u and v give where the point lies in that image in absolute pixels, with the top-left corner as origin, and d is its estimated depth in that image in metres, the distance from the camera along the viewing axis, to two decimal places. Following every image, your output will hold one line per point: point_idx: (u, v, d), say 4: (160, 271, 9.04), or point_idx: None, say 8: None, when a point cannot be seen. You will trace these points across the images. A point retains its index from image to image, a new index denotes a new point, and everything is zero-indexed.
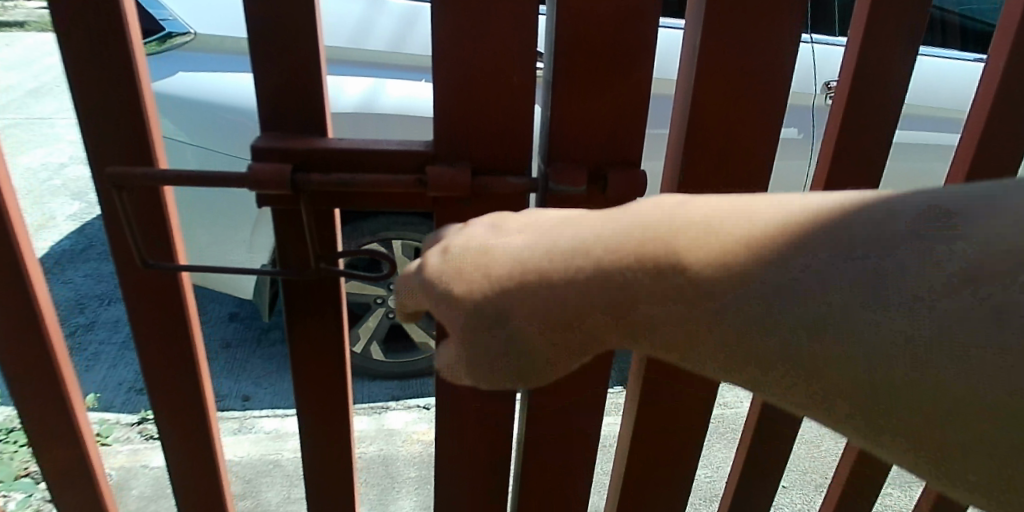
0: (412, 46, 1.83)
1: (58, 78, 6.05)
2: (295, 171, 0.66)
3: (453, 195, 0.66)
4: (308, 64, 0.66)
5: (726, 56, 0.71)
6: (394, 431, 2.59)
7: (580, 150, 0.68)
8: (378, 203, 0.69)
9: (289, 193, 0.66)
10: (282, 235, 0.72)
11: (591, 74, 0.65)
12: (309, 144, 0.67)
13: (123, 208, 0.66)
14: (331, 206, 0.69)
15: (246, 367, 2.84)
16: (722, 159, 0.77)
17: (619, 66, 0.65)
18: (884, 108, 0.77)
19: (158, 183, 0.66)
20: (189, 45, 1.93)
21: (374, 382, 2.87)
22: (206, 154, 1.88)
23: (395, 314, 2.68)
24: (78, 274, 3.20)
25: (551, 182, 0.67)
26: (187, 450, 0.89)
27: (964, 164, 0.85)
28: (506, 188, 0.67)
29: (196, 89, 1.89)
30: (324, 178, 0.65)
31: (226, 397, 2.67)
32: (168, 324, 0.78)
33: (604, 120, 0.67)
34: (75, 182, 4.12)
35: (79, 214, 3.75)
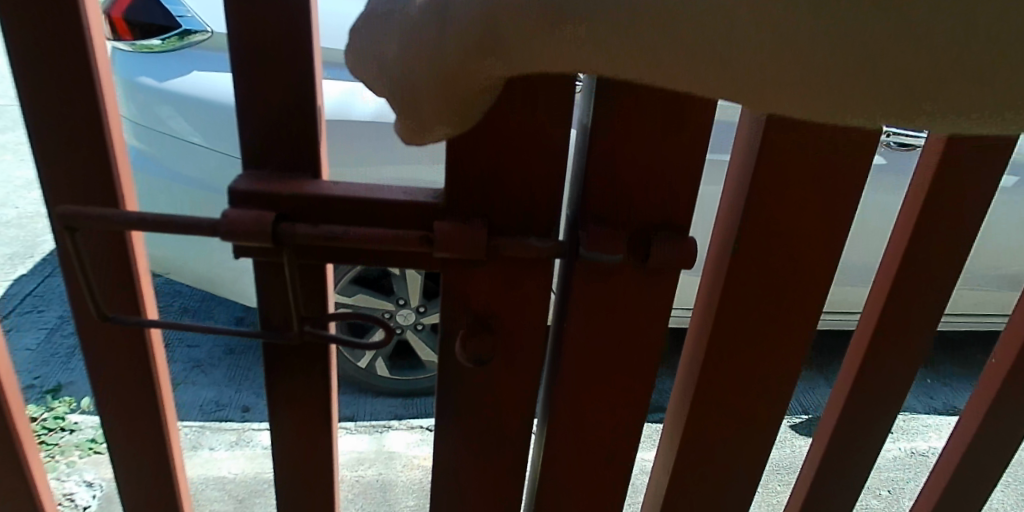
0: None
1: None
2: (279, 219, 0.56)
3: (463, 256, 0.57)
4: (309, 89, 0.56)
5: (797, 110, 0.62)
6: (395, 454, 2.49)
7: (620, 209, 0.59)
8: (378, 259, 0.59)
9: (271, 246, 0.56)
10: (263, 290, 0.62)
11: (636, 123, 0.55)
12: (300, 189, 0.58)
13: (75, 254, 0.56)
14: (323, 260, 0.59)
15: (248, 376, 2.73)
16: (782, 221, 0.68)
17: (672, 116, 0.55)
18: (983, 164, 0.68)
19: (117, 227, 0.56)
20: (207, 44, 1.82)
21: (378, 399, 2.76)
22: (218, 157, 1.82)
23: (403, 330, 2.57)
24: None
25: (583, 247, 0.57)
26: (155, 502, 0.79)
27: None
28: (527, 252, 0.57)
29: (204, 90, 1.80)
30: (311, 231, 0.55)
31: (225, 407, 2.57)
32: (131, 372, 0.68)
33: (648, 178, 0.57)
34: None
35: None
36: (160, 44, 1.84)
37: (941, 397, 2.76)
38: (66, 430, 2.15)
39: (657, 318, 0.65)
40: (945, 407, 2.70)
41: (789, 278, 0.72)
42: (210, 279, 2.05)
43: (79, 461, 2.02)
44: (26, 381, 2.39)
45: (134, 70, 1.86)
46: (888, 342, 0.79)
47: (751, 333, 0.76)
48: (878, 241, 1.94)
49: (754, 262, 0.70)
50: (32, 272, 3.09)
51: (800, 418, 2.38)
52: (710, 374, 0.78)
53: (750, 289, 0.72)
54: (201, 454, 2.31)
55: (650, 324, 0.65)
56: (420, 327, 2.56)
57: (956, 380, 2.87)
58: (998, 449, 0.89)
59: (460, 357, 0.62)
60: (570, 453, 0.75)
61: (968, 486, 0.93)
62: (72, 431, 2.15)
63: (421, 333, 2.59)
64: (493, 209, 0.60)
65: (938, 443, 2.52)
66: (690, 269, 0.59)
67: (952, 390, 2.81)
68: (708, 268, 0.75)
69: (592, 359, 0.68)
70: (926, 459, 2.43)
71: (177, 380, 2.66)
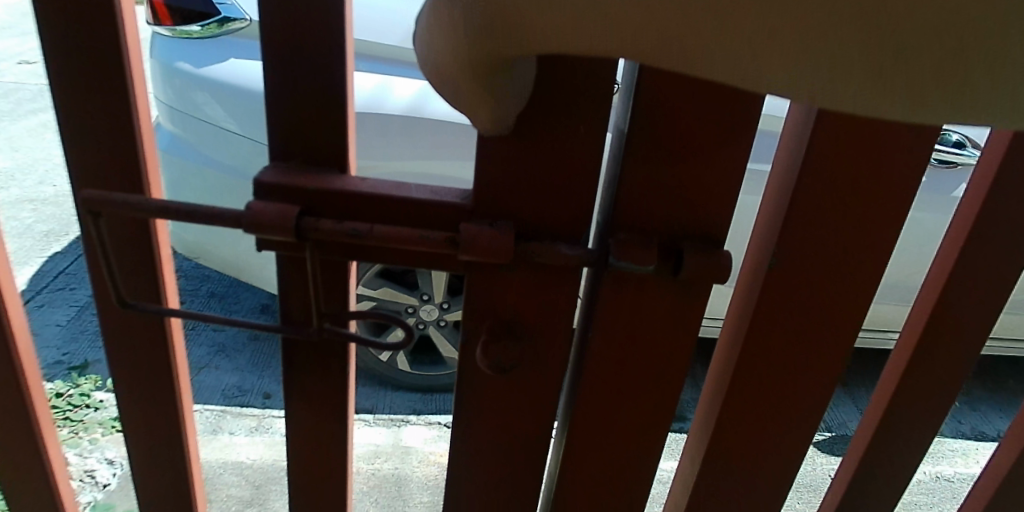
0: None
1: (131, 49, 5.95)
2: (302, 214, 0.55)
3: (486, 260, 0.55)
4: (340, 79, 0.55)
5: (845, 121, 0.59)
6: (411, 449, 2.48)
7: (655, 215, 0.57)
8: (400, 259, 0.59)
9: (293, 240, 0.56)
10: (284, 285, 0.61)
11: (677, 127, 0.53)
12: (323, 184, 0.57)
13: (98, 238, 0.56)
14: (345, 257, 0.59)
15: (271, 363, 2.75)
16: (824, 236, 0.65)
17: (715, 121, 0.52)
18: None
19: (140, 213, 0.55)
20: (246, 32, 1.83)
21: (397, 393, 2.76)
22: (247, 144, 1.83)
23: (424, 325, 2.56)
24: None
25: (612, 255, 0.55)
26: (169, 488, 0.79)
27: None
28: (558, 258, 0.56)
29: (236, 76, 1.81)
30: (335, 227, 0.54)
31: (247, 392, 2.59)
32: (150, 357, 0.67)
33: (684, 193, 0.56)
34: None
35: None
36: (199, 30, 1.86)
37: (971, 422, 2.68)
38: (91, 408, 2.18)
39: (686, 329, 0.62)
40: (975, 433, 2.62)
41: (826, 294, 0.69)
42: (232, 265, 2.06)
43: (102, 439, 2.05)
44: (56, 357, 2.44)
45: (173, 55, 1.89)
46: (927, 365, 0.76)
47: (784, 349, 0.73)
48: (915, 261, 1.89)
49: (794, 278, 0.68)
50: (67, 249, 3.16)
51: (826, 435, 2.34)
52: (740, 388, 0.76)
53: (786, 304, 0.70)
54: (221, 438, 2.34)
55: (679, 335, 0.63)
56: (443, 323, 2.55)
57: (986, 406, 2.79)
58: None
59: (481, 365, 0.61)
60: (589, 463, 0.73)
61: None
62: (97, 409, 2.18)
63: (443, 330, 2.57)
64: (521, 215, 0.58)
65: (967, 469, 2.44)
66: (724, 282, 0.57)
67: (983, 416, 2.73)
68: (742, 279, 0.72)
69: (617, 367, 0.65)
70: (953, 485, 2.36)
71: (202, 364, 2.69)
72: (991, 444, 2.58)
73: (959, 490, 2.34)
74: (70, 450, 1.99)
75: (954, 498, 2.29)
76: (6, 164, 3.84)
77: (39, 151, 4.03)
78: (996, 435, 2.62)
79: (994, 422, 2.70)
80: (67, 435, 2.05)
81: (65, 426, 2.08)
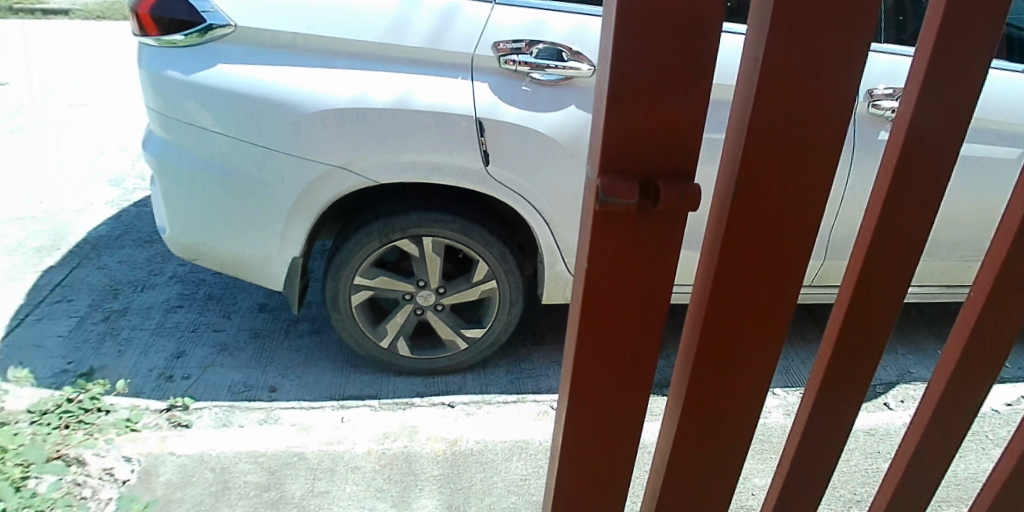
0: (449, 45, 2.46)
1: (42, 128, 5.93)
2: None
3: None
4: None
5: (762, 87, 1.04)
6: (418, 429, 2.64)
7: (628, 162, 0.98)
8: None
9: None
10: None
11: (635, 94, 0.94)
12: None
13: None
14: None
15: (275, 357, 3.12)
16: None
17: (673, 83, 0.94)
18: (839, 110, 1.07)
19: None
20: (228, 35, 2.51)
21: (401, 378, 2.98)
22: (251, 146, 2.54)
23: (423, 310, 2.84)
24: (108, 281, 3.69)
25: (605, 193, 0.97)
26: None
27: (894, 157, 1.15)
28: None
29: (239, 79, 2.49)
30: None
31: (255, 387, 2.94)
32: None
33: (643, 138, 0.97)
34: (56, 226, 4.25)
35: (27, 265, 3.82)
36: (183, 39, 2.53)
37: (900, 364, 3.17)
38: (102, 411, 2.71)
39: (656, 228, 1.03)
40: (900, 368, 3.14)
41: None
42: (244, 240, 2.75)
43: (117, 439, 2.54)
44: (63, 366, 3.04)
45: (162, 65, 2.57)
46: (799, 247, 1.19)
47: None
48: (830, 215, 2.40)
49: None
50: (39, 312, 3.41)
51: (787, 391, 2.89)
52: None
53: None
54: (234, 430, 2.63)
55: (649, 234, 1.04)
56: (440, 307, 2.83)
57: (912, 346, 3.31)
58: (870, 322, 1.32)
59: None
60: (592, 323, 1.13)
61: (856, 357, 1.36)
62: (107, 412, 2.71)
63: (440, 313, 2.85)
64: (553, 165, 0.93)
65: (903, 405, 2.91)
66: (681, 203, 0.99)
67: (908, 354, 3.25)
68: None
69: None
70: (884, 412, 2.87)
71: (207, 363, 3.06)
72: (917, 380, 3.06)
73: (894, 423, 2.80)
74: (85, 451, 2.44)
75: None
76: (22, 233, 4.17)
77: (56, 220, 4.35)
78: (919, 371, 3.12)
79: (909, 359, 3.21)
80: (80, 439, 2.50)
81: (76, 430, 2.57)
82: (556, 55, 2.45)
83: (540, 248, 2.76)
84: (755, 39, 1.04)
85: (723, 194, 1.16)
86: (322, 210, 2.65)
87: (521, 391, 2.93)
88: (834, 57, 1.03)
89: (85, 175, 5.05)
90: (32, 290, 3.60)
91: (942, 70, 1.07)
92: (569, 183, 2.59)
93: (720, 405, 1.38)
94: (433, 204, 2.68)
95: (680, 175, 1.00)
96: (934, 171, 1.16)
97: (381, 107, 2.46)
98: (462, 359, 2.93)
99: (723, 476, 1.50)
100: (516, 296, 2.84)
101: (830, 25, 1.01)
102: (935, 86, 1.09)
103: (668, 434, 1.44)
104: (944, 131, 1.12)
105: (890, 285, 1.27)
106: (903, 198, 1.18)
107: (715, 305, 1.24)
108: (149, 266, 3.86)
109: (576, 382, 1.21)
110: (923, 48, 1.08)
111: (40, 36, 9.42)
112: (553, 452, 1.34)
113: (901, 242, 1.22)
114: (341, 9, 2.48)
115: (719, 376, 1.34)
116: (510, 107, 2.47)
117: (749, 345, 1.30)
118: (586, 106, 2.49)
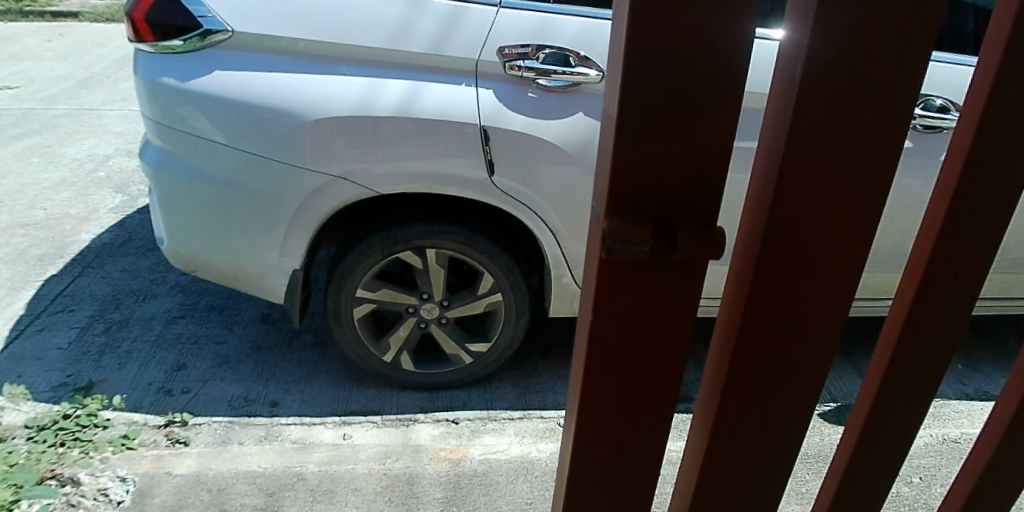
0: (453, 50, 2.38)
1: (48, 135, 5.87)
2: None
3: None
4: None
5: (809, 95, 1.00)
6: (421, 447, 2.56)
7: (643, 201, 1.01)
8: None
9: None
10: None
11: (650, 140, 0.97)
12: None
13: None
14: None
15: (276, 371, 3.05)
16: None
17: (688, 125, 0.96)
18: (888, 124, 1.03)
19: None
20: (226, 41, 2.43)
21: (404, 393, 2.90)
22: (248, 156, 2.46)
23: (426, 324, 2.75)
24: (108, 292, 3.62)
25: (620, 240, 1.00)
26: None
27: (956, 169, 1.07)
28: None
29: (236, 87, 2.41)
30: None
31: (255, 402, 2.85)
32: None
33: (662, 180, 0.99)
34: (57, 235, 4.18)
35: (25, 275, 3.75)
36: (182, 44, 2.46)
37: None
38: (99, 426, 2.63)
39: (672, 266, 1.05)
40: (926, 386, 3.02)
41: None
42: (242, 252, 2.67)
43: (112, 457, 2.47)
44: (62, 379, 2.96)
45: (158, 72, 2.49)
46: (839, 263, 1.15)
47: None
48: None
49: None
50: (37, 323, 3.34)
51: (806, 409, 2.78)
52: None
53: None
54: (232, 448, 2.55)
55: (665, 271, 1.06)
56: (444, 320, 2.75)
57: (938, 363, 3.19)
58: (925, 346, 1.23)
59: None
60: (610, 343, 1.14)
61: (894, 385, 1.28)
62: (104, 427, 2.63)
63: (443, 327, 2.76)
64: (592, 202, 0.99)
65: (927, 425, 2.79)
66: (698, 243, 1.01)
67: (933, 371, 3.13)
68: None
69: None
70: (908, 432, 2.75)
71: (207, 377, 2.99)
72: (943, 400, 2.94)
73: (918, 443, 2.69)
74: (82, 470, 2.37)
75: (958, 458, 2.60)
76: (24, 241, 4.11)
77: (59, 227, 4.29)
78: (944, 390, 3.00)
79: None
80: (77, 457, 2.43)
81: (73, 448, 2.49)
82: (563, 60, 2.36)
83: (546, 260, 2.66)
84: (794, 48, 1.00)
85: (762, 201, 1.10)
86: (324, 220, 2.57)
87: (528, 406, 2.83)
88: (878, 71, 0.99)
89: (91, 182, 4.99)
90: (31, 300, 3.53)
91: (1011, 78, 1.00)
92: (578, 193, 2.49)
93: (739, 430, 1.33)
94: (435, 215, 2.59)
95: (698, 216, 1.02)
96: (998, 185, 1.08)
97: (384, 114, 2.37)
98: (466, 374, 2.84)
99: (757, 497, 1.45)
100: (523, 309, 2.74)
101: (868, 44, 0.97)
102: (1005, 95, 1.01)
103: (695, 450, 1.38)
104: (1008, 142, 1.05)
105: (946, 307, 1.19)
106: (967, 214, 1.10)
107: (750, 319, 1.19)
108: (151, 275, 3.79)
109: (594, 399, 1.20)
110: (991, 52, 1.00)
111: (48, 40, 9.39)
112: (572, 472, 1.32)
113: (962, 261, 1.14)
114: (342, 13, 2.39)
115: (738, 404, 1.29)
116: (516, 115, 2.38)
117: (782, 365, 1.26)
118: (594, 114, 2.40)
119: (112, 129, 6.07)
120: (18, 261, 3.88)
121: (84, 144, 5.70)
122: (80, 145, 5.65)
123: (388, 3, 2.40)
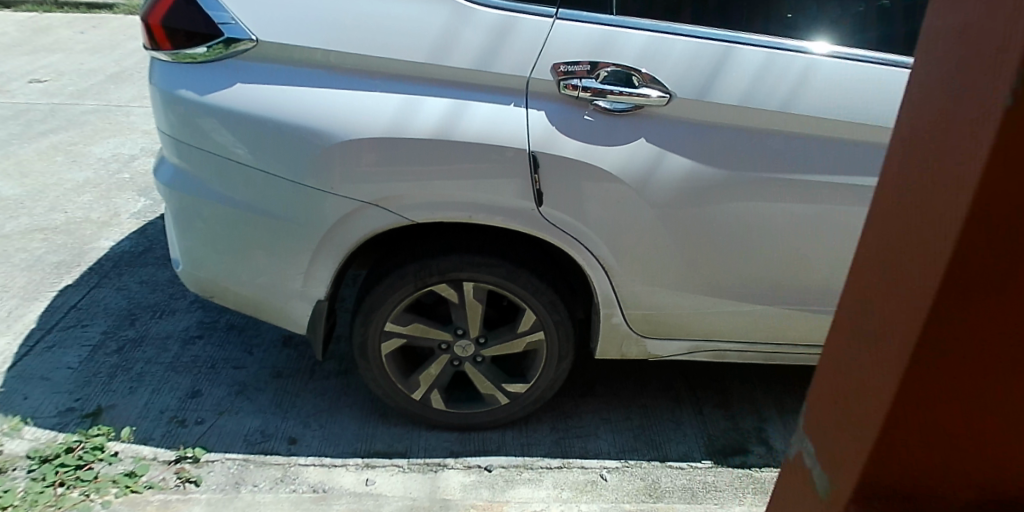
0: (501, 66, 2.12)
1: (76, 131, 5.77)
2: None
3: None
4: None
5: None
6: (450, 502, 2.33)
7: None
8: None
9: None
10: None
11: None
12: None
13: None
14: None
15: (296, 402, 2.83)
16: None
17: None
18: None
19: None
20: (249, 51, 2.21)
21: (432, 433, 2.66)
22: (271, 178, 2.24)
23: (460, 362, 2.51)
24: (124, 306, 3.43)
25: None
26: None
27: None
28: None
29: (258, 103, 2.19)
30: None
31: (272, 438, 2.64)
32: None
33: None
34: (75, 241, 4.02)
35: (40, 285, 3.58)
36: (204, 52, 2.24)
37: None
38: (104, 462, 2.44)
39: None
40: None
41: None
42: (262, 280, 2.45)
43: (114, 501, 2.26)
44: (69, 404, 2.77)
45: (175, 83, 2.28)
46: None
47: None
48: None
49: None
50: (49, 339, 3.16)
51: None
52: None
53: None
54: (245, 494, 2.34)
55: None
56: (479, 358, 2.51)
57: None
58: None
59: None
60: None
61: None
62: (109, 463, 2.44)
63: (478, 366, 2.52)
64: None
65: None
66: None
67: None
68: None
69: None
70: None
71: (222, 407, 2.78)
72: None
73: None
74: None
75: None
76: (42, 246, 3.96)
77: (79, 231, 4.14)
78: None
79: None
80: (77, 499, 2.25)
81: (73, 489, 2.30)
82: (625, 79, 2.09)
83: (595, 298, 2.41)
84: None
85: None
86: (351, 249, 2.34)
87: (567, 455, 2.57)
88: None
89: (114, 183, 4.85)
90: (44, 312, 3.36)
91: None
92: (635, 227, 2.23)
93: None
94: (476, 246, 2.35)
95: None
96: None
97: (420, 138, 2.13)
98: (502, 415, 2.60)
99: None
100: (566, 350, 2.49)
101: None
102: None
103: None
104: None
105: None
106: None
107: None
108: (169, 288, 3.60)
109: None
110: None
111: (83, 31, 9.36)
112: None
113: None
114: (377, 23, 2.16)
115: None
116: (568, 140, 2.12)
117: None
118: (655, 139, 2.14)
119: (140, 127, 5.94)
120: (34, 268, 3.73)
121: (111, 142, 5.58)
122: (107, 143, 5.53)
123: (429, 13, 2.16)
